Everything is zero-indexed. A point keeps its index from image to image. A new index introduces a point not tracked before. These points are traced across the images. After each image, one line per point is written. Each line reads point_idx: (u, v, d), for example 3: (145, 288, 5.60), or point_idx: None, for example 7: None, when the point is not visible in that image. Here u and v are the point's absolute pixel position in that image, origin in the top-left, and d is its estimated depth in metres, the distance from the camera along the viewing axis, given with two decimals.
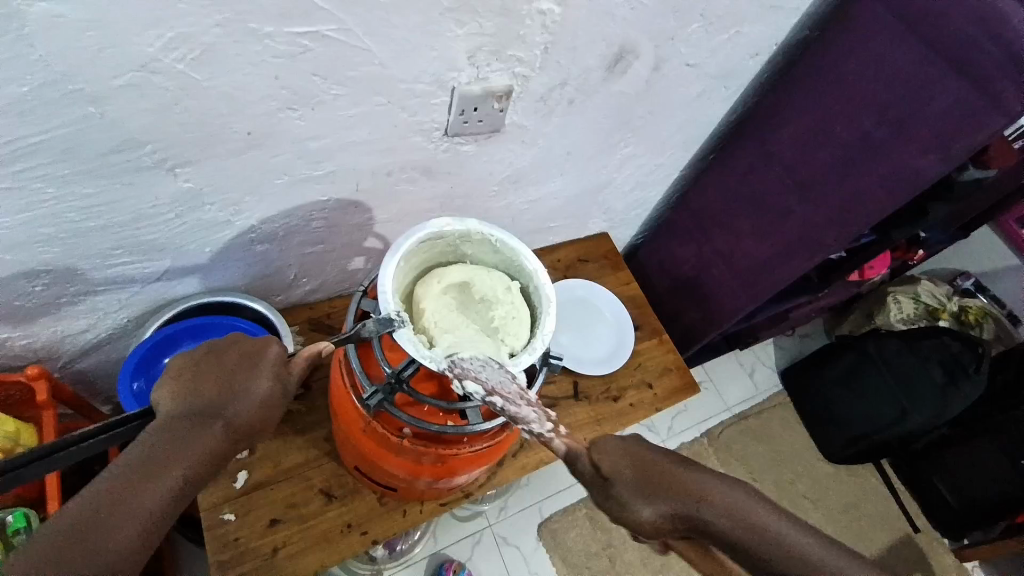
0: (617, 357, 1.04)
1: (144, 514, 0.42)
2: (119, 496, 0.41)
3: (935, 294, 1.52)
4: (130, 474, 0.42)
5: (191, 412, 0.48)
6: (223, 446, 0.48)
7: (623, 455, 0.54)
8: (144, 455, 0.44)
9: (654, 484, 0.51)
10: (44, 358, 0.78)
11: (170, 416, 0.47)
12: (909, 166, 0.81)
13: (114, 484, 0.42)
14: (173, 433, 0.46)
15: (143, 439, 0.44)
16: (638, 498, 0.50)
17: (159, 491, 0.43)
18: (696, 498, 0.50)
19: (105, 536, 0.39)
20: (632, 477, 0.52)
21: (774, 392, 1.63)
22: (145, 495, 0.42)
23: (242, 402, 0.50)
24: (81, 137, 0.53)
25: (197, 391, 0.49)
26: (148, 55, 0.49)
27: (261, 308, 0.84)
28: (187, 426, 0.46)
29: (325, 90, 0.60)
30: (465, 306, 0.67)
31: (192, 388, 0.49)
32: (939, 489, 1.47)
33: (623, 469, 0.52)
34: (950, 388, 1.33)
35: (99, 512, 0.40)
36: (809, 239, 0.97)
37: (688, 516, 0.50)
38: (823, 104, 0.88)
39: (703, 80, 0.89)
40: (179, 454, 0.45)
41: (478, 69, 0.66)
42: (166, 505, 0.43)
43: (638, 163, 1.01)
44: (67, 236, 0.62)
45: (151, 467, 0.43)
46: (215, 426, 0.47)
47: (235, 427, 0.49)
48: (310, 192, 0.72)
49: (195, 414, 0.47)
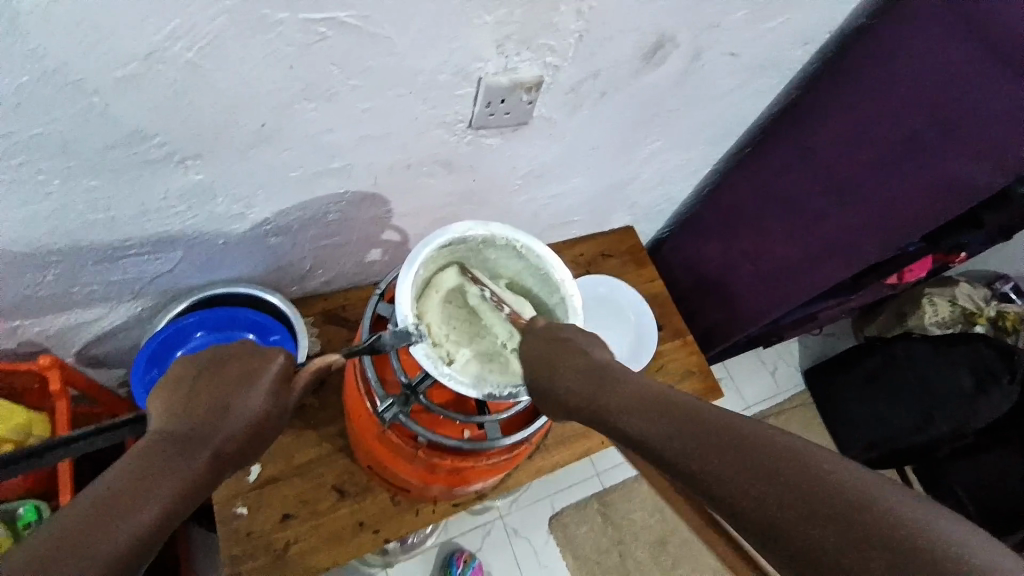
0: (637, 359, 1.00)
1: (119, 548, 0.37)
2: (93, 524, 0.37)
3: (973, 298, 1.43)
4: (107, 502, 0.38)
5: (185, 427, 0.45)
6: (211, 474, 0.45)
7: (610, 387, 0.48)
8: (123, 480, 0.40)
9: (644, 400, 0.45)
10: (58, 345, 0.77)
11: (156, 437, 0.44)
12: (961, 173, 0.76)
13: (93, 505, 0.38)
14: (157, 458, 0.42)
15: (122, 462, 0.41)
16: (632, 418, 0.44)
17: (140, 520, 0.38)
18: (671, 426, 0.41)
19: (86, 552, 0.36)
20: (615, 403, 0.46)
21: (795, 392, 1.58)
22: (123, 524, 0.38)
23: (238, 417, 0.48)
24: (83, 130, 0.50)
25: (188, 410, 0.46)
26: (153, 43, 0.46)
27: (275, 301, 0.82)
28: (173, 450, 0.43)
29: (342, 81, 0.56)
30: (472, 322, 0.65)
31: (188, 403, 0.47)
32: (959, 495, 1.40)
33: (610, 398, 0.47)
34: (980, 397, 1.26)
35: (68, 542, 0.36)
36: (848, 244, 0.92)
37: (666, 423, 0.42)
38: (868, 105, 0.81)
39: (745, 71, 0.82)
40: (162, 480, 0.41)
41: (506, 59, 0.62)
42: (146, 537, 0.39)
43: (669, 157, 0.96)
44: (74, 228, 0.60)
45: (132, 492, 0.39)
46: (204, 452, 0.44)
47: (225, 454, 0.46)
48: (325, 185, 0.68)
49: (183, 437, 0.44)
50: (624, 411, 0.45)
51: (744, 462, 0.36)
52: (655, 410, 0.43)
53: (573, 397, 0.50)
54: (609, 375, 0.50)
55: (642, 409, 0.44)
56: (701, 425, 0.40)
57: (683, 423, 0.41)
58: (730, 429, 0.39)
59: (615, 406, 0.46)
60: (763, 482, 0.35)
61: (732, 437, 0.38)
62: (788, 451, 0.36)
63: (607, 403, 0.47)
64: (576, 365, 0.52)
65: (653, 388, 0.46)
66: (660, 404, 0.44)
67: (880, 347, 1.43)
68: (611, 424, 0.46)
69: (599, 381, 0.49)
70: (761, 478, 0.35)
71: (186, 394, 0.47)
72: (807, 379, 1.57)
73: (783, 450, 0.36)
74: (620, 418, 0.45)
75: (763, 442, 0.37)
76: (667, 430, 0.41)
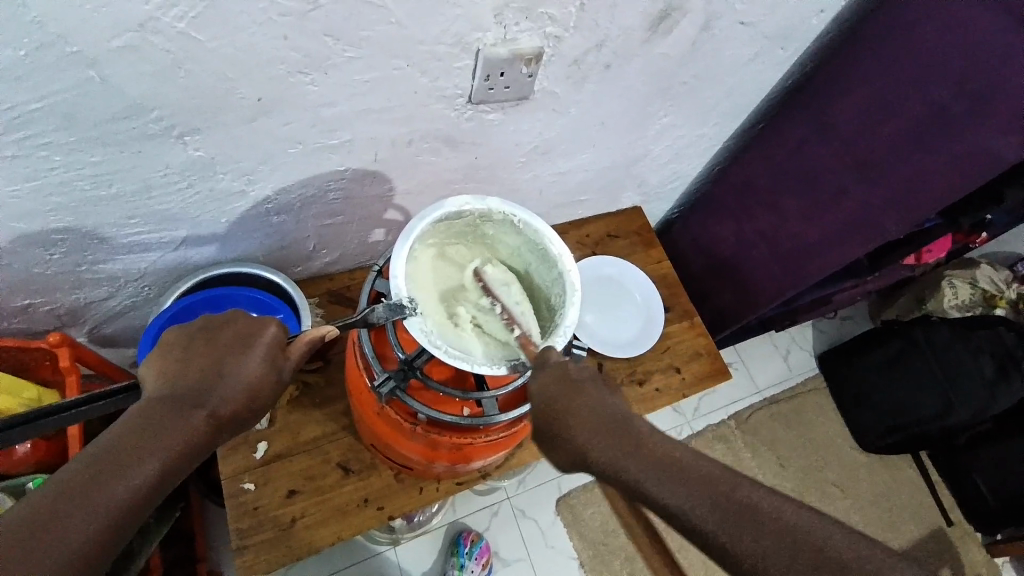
0: (644, 340, 0.99)
1: (111, 505, 0.40)
2: (80, 492, 0.40)
3: (994, 280, 1.39)
4: (101, 461, 0.41)
5: (176, 394, 0.47)
6: (207, 434, 0.47)
7: (593, 422, 0.49)
8: (118, 439, 0.43)
9: (600, 422, 0.49)
10: (69, 323, 0.78)
11: (152, 398, 0.46)
12: (981, 145, 0.73)
13: (85, 467, 0.41)
14: (152, 418, 0.45)
15: (122, 422, 0.44)
16: (634, 470, 0.45)
17: (128, 482, 0.41)
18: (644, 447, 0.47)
19: (71, 518, 0.39)
20: (613, 448, 0.47)
21: (810, 376, 1.55)
22: (113, 485, 0.41)
23: (229, 385, 0.48)
24: (85, 102, 0.50)
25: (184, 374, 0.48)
26: (145, 13, 0.46)
27: (277, 279, 0.81)
28: (168, 411, 0.45)
29: (339, 52, 0.55)
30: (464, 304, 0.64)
31: (180, 369, 0.48)
32: (976, 483, 1.40)
33: (579, 413, 0.50)
34: (1000, 384, 1.26)
35: (59, 504, 0.39)
36: (864, 223, 0.89)
37: (693, 497, 0.43)
38: (898, 72, 0.77)
39: (758, 41, 0.80)
40: (156, 439, 0.44)
41: (506, 28, 0.60)
42: (136, 496, 0.42)
43: (678, 133, 0.94)
44: (78, 205, 0.60)
45: (122, 457, 0.42)
46: (198, 414, 0.46)
47: (221, 416, 0.47)
48: (326, 161, 0.68)
49: (178, 398, 0.46)
50: (589, 432, 0.48)
51: (706, 500, 0.42)
52: (621, 441, 0.47)
53: (560, 434, 0.50)
54: (580, 395, 0.51)
55: (602, 433, 0.48)
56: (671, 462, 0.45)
57: (690, 481, 0.44)
58: (747, 506, 0.41)
59: (579, 427, 0.49)
60: (776, 552, 0.39)
61: (688, 472, 0.44)
62: (804, 531, 0.40)
63: (573, 413, 0.50)
64: (558, 395, 0.51)
65: (603, 413, 0.50)
66: (656, 458, 0.46)
67: (899, 333, 1.39)
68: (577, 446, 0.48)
69: (562, 400, 0.51)
70: (781, 553, 0.39)
71: (181, 359, 0.49)
72: (819, 362, 1.54)
73: (795, 530, 0.40)
74: (594, 450, 0.48)
75: (772, 514, 0.41)
76: (627, 463, 0.46)
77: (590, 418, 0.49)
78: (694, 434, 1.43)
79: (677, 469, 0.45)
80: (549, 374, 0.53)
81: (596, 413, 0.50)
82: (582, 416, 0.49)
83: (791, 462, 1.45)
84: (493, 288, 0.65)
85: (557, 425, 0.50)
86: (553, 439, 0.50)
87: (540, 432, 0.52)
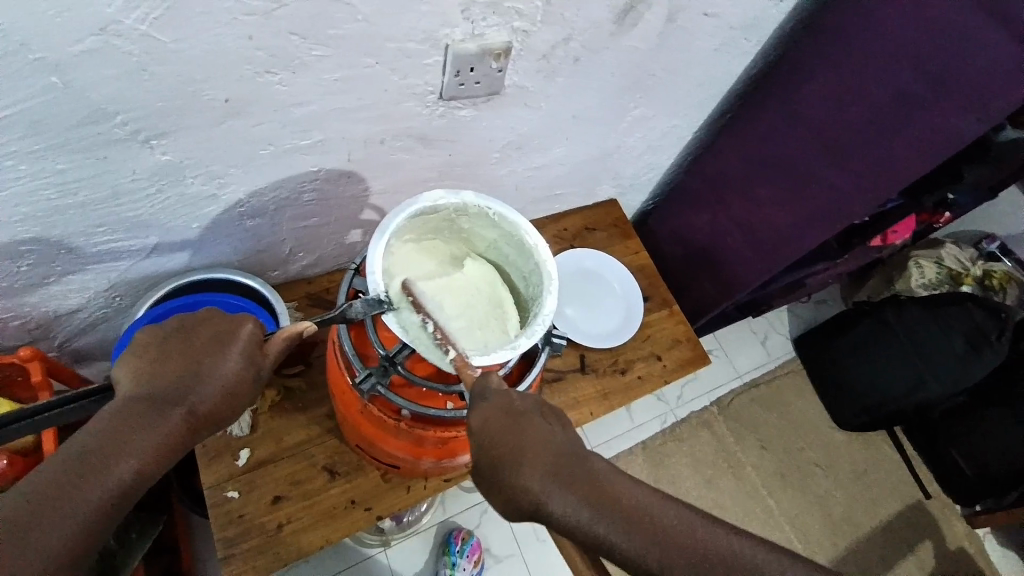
0: (625, 329, 1.01)
1: (89, 508, 0.42)
2: (59, 495, 0.42)
3: (960, 258, 1.44)
4: (78, 465, 0.43)
5: (151, 395, 0.47)
6: (186, 432, 0.48)
7: (544, 465, 0.50)
8: (94, 443, 0.44)
9: (552, 465, 0.50)
10: (39, 337, 0.76)
11: (128, 398, 0.47)
12: (945, 128, 0.75)
13: (63, 470, 0.43)
14: (127, 418, 0.46)
15: (95, 424, 0.45)
16: (600, 524, 0.49)
17: (105, 484, 0.43)
18: (598, 492, 0.50)
19: (52, 521, 0.41)
20: (569, 493, 0.49)
21: (787, 359, 1.59)
22: (90, 488, 0.43)
23: (205, 386, 0.49)
24: (49, 108, 0.50)
25: (159, 375, 0.48)
26: (107, 16, 0.45)
27: (254, 284, 0.81)
28: (145, 411, 0.46)
29: (307, 50, 0.55)
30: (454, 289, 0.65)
31: (154, 370, 0.48)
32: (955, 459, 1.44)
33: (531, 456, 0.50)
34: (971, 357, 1.29)
35: (39, 507, 0.41)
36: (833, 207, 0.91)
37: (648, 543, 0.48)
38: (858, 59, 0.80)
39: (723, 33, 0.82)
40: (131, 442, 0.45)
41: (474, 24, 0.61)
42: (115, 495, 0.44)
43: (650, 125, 0.96)
44: (44, 214, 0.59)
45: (98, 460, 0.44)
46: (175, 413, 0.47)
47: (199, 414, 0.48)
48: (298, 162, 0.68)
49: (155, 398, 0.47)
50: (543, 477, 0.50)
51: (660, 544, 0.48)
52: (574, 487, 0.50)
53: (512, 479, 0.50)
54: (526, 430, 0.51)
55: (557, 478, 0.50)
56: (624, 506, 0.49)
57: (643, 528, 0.48)
58: (695, 546, 0.48)
59: (531, 476, 0.49)
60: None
61: (641, 520, 0.49)
62: (739, 552, 0.48)
63: (525, 455, 0.50)
64: (504, 437, 0.51)
65: (552, 448, 0.51)
66: (616, 505, 0.49)
67: (869, 314, 1.43)
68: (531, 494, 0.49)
69: (509, 438, 0.51)
70: None
71: (158, 357, 0.49)
72: (796, 346, 1.58)
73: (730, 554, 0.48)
74: (549, 498, 0.49)
75: (712, 548, 0.48)
76: (585, 514, 0.49)
77: (539, 457, 0.50)
78: (678, 422, 1.45)
79: (633, 516, 0.49)
80: (493, 407, 0.51)
81: (544, 450, 0.51)
82: (533, 461, 0.50)
83: (774, 444, 1.48)
84: (422, 305, 0.59)
85: (506, 471, 0.50)
86: (501, 486, 0.50)
87: (482, 474, 0.52)
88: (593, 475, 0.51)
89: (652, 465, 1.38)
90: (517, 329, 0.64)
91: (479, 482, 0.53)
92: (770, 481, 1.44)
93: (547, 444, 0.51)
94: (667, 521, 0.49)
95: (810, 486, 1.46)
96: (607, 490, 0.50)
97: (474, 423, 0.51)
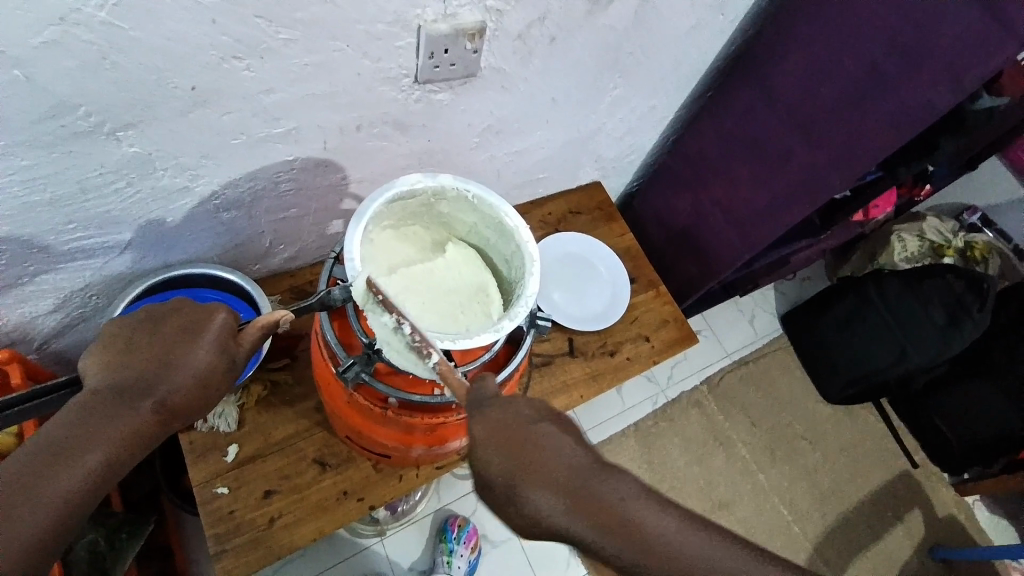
0: (613, 311, 1.01)
1: (60, 498, 0.44)
2: (29, 486, 0.43)
3: (941, 231, 1.46)
4: (49, 455, 0.44)
5: (120, 386, 0.47)
6: (156, 423, 0.48)
7: (555, 483, 0.48)
8: (64, 434, 0.45)
9: (563, 483, 0.49)
10: (17, 340, 0.75)
11: (98, 389, 0.47)
12: (917, 100, 0.75)
13: (34, 461, 0.44)
14: (97, 409, 0.46)
15: (65, 415, 0.45)
16: (613, 549, 0.48)
17: (75, 474, 0.44)
18: (612, 513, 0.48)
19: (25, 509, 0.42)
20: (583, 515, 0.48)
21: (775, 337, 1.60)
22: (60, 477, 0.44)
23: (175, 376, 0.48)
24: (7, 103, 0.48)
25: (130, 364, 0.49)
26: (65, 5, 0.44)
27: (235, 279, 0.80)
28: (114, 402, 0.47)
29: (274, 36, 0.54)
30: (430, 277, 0.65)
31: (124, 360, 0.48)
32: (941, 429, 1.46)
33: (542, 475, 0.48)
34: (950, 329, 1.30)
35: (11, 497, 0.42)
36: (809, 182, 0.91)
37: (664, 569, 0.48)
38: (833, 32, 0.80)
39: (699, 10, 0.81)
40: (101, 433, 0.46)
41: (445, 4, 0.60)
42: (87, 484, 0.45)
43: (630, 105, 0.95)
44: (12, 213, 0.58)
45: (68, 450, 0.45)
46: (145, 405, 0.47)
47: (169, 405, 0.48)
48: (273, 152, 0.66)
49: (124, 389, 0.47)
50: (554, 496, 0.48)
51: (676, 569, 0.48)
52: (587, 510, 0.48)
53: (522, 498, 0.48)
54: (535, 445, 0.49)
55: (568, 499, 0.48)
56: (639, 530, 0.48)
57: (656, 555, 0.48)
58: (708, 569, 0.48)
59: (542, 497, 0.48)
60: None
61: (655, 545, 0.48)
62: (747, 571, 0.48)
63: (535, 474, 0.48)
64: (515, 453, 0.48)
65: (562, 465, 0.49)
66: (630, 527, 0.48)
67: (852, 290, 1.44)
68: (542, 516, 0.48)
69: (520, 456, 0.48)
70: None
71: (128, 347, 0.49)
72: (783, 324, 1.59)
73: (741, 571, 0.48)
74: (562, 519, 0.48)
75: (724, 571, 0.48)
76: (600, 538, 0.48)
77: (549, 474, 0.49)
78: (670, 402, 1.46)
79: (646, 541, 0.48)
80: (498, 420, 0.49)
81: (554, 466, 0.49)
82: (543, 479, 0.48)
83: (763, 420, 1.50)
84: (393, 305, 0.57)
85: (516, 492, 0.48)
86: (510, 501, 0.48)
87: (491, 490, 0.49)
88: (607, 495, 0.49)
89: (644, 447, 1.39)
90: (499, 311, 0.64)
91: (484, 495, 0.50)
92: (761, 457, 1.46)
93: (558, 461, 0.49)
94: (682, 547, 0.48)
95: (801, 461, 1.48)
96: (622, 512, 0.49)
97: (479, 439, 0.49)
